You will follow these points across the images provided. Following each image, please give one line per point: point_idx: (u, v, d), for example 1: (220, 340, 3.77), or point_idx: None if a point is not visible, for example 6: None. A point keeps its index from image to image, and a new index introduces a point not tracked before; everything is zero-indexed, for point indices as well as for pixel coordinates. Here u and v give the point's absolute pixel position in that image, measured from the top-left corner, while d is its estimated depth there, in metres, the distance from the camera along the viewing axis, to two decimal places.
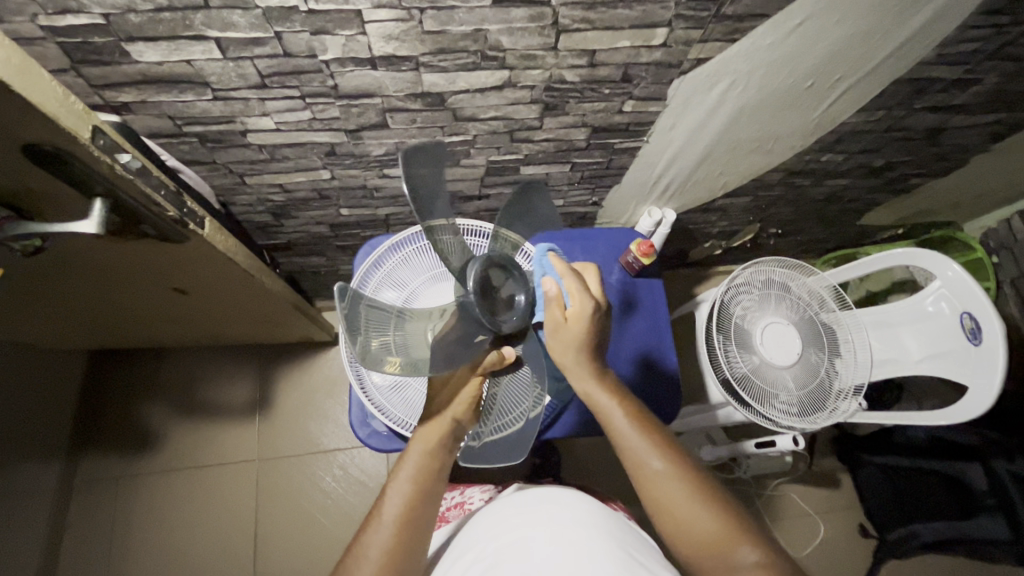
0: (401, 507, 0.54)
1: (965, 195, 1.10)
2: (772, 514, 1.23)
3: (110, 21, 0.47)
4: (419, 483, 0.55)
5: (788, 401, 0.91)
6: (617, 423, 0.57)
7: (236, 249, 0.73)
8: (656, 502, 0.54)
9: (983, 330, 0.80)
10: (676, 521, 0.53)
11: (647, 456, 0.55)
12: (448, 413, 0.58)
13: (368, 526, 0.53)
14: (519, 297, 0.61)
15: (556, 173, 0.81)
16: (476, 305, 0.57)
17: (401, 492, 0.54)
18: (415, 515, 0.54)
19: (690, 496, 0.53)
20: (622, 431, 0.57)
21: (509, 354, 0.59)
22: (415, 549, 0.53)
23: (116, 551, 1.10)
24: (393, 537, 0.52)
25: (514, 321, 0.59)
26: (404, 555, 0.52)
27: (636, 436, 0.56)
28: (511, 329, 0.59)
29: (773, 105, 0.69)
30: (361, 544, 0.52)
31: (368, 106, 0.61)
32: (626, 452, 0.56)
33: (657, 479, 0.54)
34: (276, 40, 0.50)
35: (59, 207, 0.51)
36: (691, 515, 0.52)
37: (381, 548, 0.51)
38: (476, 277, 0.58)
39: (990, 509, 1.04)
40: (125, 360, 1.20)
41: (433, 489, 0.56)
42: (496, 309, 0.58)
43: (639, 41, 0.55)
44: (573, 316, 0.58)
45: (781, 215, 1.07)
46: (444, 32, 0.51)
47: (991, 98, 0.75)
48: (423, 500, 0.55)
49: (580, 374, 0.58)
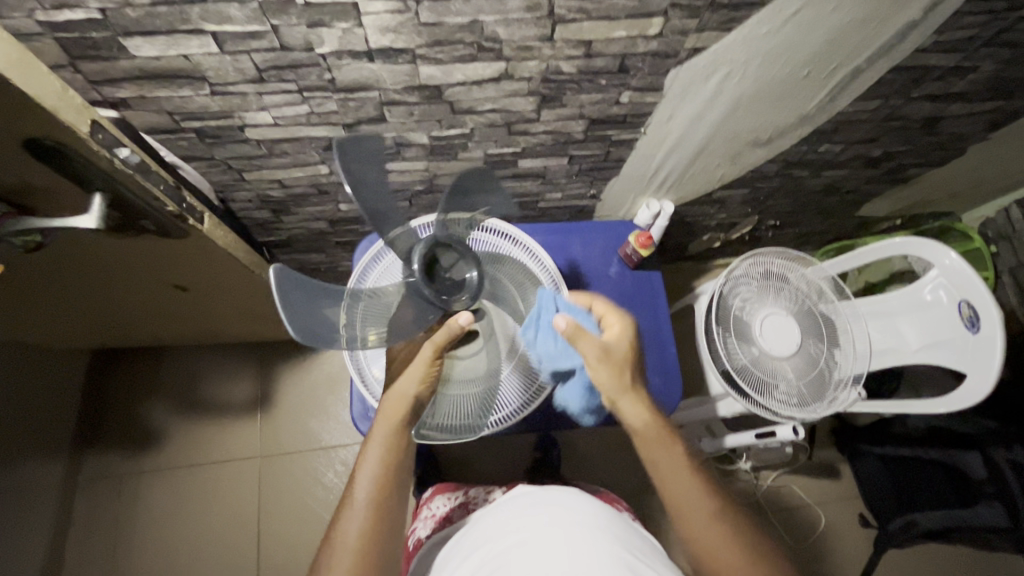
0: (370, 493, 0.55)
1: (963, 184, 1.10)
2: (773, 506, 1.23)
3: (107, 16, 0.47)
4: (386, 464, 0.56)
5: (788, 391, 0.91)
6: (661, 450, 0.59)
7: (235, 244, 0.73)
8: (693, 528, 0.57)
9: (981, 318, 0.81)
10: (719, 557, 0.55)
11: (690, 487, 0.58)
12: (405, 393, 0.57)
13: (342, 513, 0.55)
14: (471, 273, 0.56)
15: (554, 165, 0.82)
16: (423, 284, 0.54)
17: (370, 477, 0.56)
18: (386, 494, 0.56)
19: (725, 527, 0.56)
20: (667, 457, 0.59)
21: (464, 322, 0.55)
22: (388, 529, 0.55)
23: (120, 549, 1.10)
24: (368, 522, 0.54)
25: (461, 300, 0.55)
26: (377, 541, 0.54)
27: (687, 475, 0.59)
28: (461, 305, 0.56)
29: (769, 95, 0.69)
30: (337, 533, 0.54)
31: (366, 100, 0.61)
32: (672, 485, 0.59)
33: (698, 508, 0.57)
34: (273, 33, 0.50)
35: (59, 203, 0.51)
36: (733, 550, 0.55)
37: (355, 536, 0.53)
38: (419, 257, 0.54)
39: (988, 497, 1.01)
40: (126, 358, 1.21)
41: (400, 466, 0.57)
42: (443, 289, 0.54)
43: (635, 31, 0.55)
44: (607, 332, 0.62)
45: (780, 206, 1.07)
46: (440, 23, 0.51)
47: (987, 85, 0.75)
48: (393, 481, 0.57)
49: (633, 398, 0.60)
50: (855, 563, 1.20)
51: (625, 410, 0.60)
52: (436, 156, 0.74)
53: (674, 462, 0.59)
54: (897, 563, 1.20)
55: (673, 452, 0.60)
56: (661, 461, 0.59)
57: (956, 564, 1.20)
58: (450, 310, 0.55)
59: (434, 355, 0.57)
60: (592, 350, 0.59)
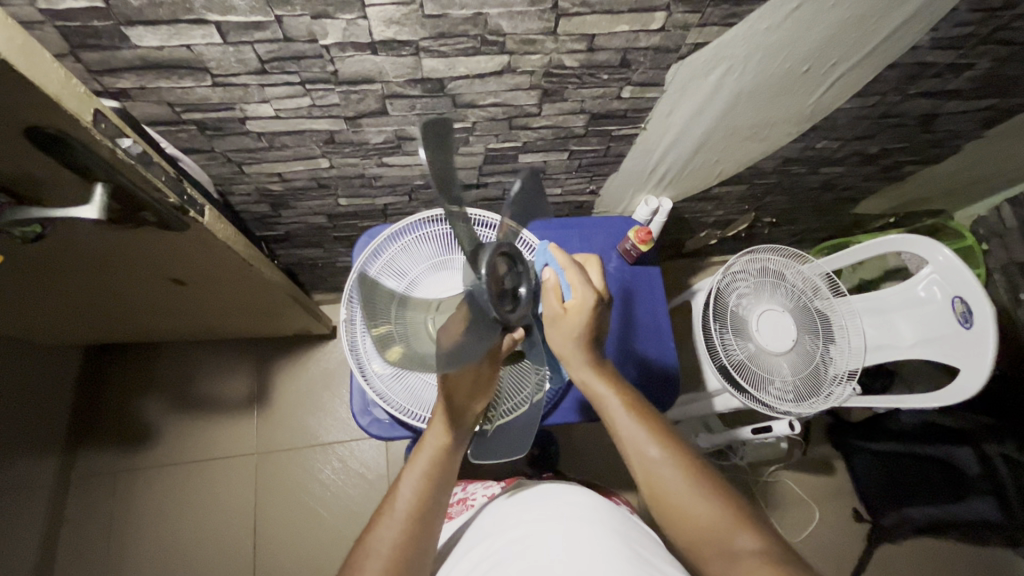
0: (410, 503, 0.56)
1: (956, 182, 1.11)
2: (769, 501, 1.24)
3: (109, 4, 0.47)
4: (430, 477, 0.57)
5: (784, 387, 0.92)
6: (613, 409, 0.60)
7: (235, 237, 0.73)
8: (652, 488, 0.56)
9: (974, 313, 0.82)
10: (670, 508, 0.55)
11: (645, 445, 0.57)
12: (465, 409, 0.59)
13: (380, 518, 0.55)
14: (523, 289, 0.56)
15: (555, 160, 0.82)
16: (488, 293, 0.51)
17: (413, 486, 0.57)
18: (425, 507, 0.56)
19: (687, 483, 0.55)
20: (619, 416, 0.59)
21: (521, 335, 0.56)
22: (423, 542, 0.55)
23: (115, 547, 1.09)
24: (404, 532, 0.54)
25: (516, 316, 0.54)
26: (410, 552, 0.54)
27: (631, 424, 0.59)
28: (517, 322, 0.55)
29: (769, 91, 0.69)
30: (371, 538, 0.54)
31: (368, 92, 0.61)
32: (622, 440, 0.59)
33: (654, 465, 0.56)
34: (277, 23, 0.50)
35: (60, 192, 0.50)
36: (684, 501, 0.54)
37: (390, 543, 0.53)
38: (488, 262, 0.52)
39: (982, 492, 1.05)
40: (120, 355, 1.20)
41: (446, 483, 0.59)
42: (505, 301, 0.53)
43: (637, 25, 0.56)
44: (571, 307, 0.59)
45: (776, 203, 1.08)
46: (444, 16, 0.51)
47: (982, 83, 0.76)
48: (435, 493, 0.57)
49: (580, 361, 0.61)
50: (850, 557, 1.21)
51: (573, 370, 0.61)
52: None
53: (621, 413, 0.59)
54: (891, 557, 1.21)
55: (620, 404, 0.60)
56: (610, 414, 0.60)
57: (949, 557, 1.22)
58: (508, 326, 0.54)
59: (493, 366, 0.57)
60: (548, 314, 0.60)
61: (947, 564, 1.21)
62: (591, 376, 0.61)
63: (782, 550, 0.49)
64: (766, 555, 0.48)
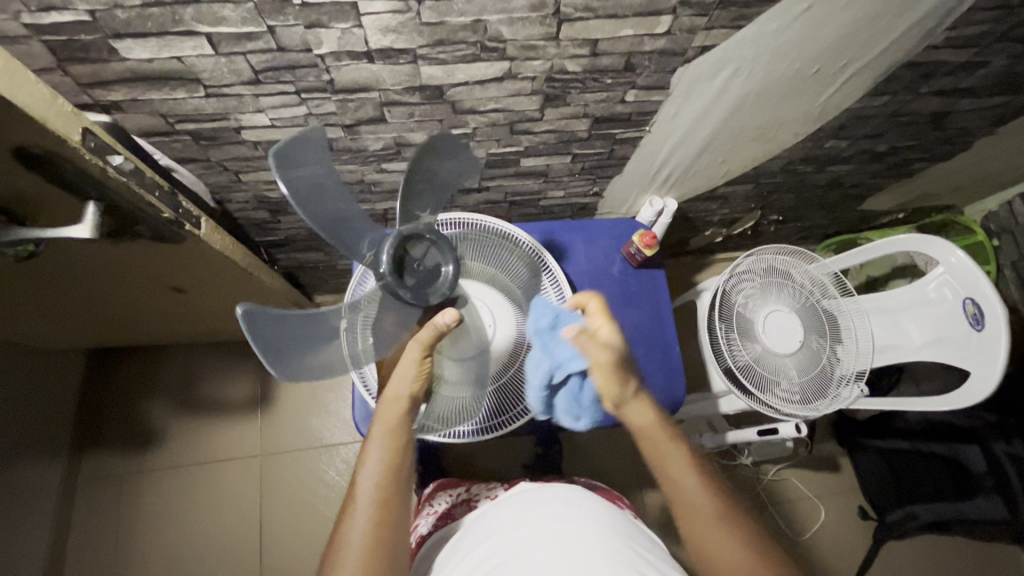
0: (373, 492, 0.55)
1: (967, 178, 1.09)
2: (773, 499, 1.24)
3: (96, 17, 0.45)
4: (386, 464, 0.56)
5: (790, 388, 0.91)
6: (668, 454, 0.60)
7: (233, 247, 0.72)
8: (701, 539, 0.56)
9: (985, 314, 0.80)
10: (713, 555, 0.55)
11: (699, 494, 0.58)
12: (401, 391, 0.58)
13: (346, 516, 0.54)
14: (445, 267, 0.57)
15: (557, 163, 0.80)
16: (395, 283, 0.54)
17: (371, 478, 0.55)
18: (387, 494, 0.55)
19: (742, 541, 0.55)
20: (675, 463, 0.60)
21: (446, 321, 0.57)
22: (395, 531, 0.54)
23: (123, 548, 1.10)
24: (372, 523, 0.53)
25: (436, 292, 0.56)
26: (383, 544, 0.52)
27: (686, 470, 0.59)
28: (439, 299, 0.56)
29: (777, 92, 0.67)
30: (342, 536, 0.53)
31: (365, 100, 0.59)
32: (668, 479, 0.60)
33: (709, 517, 0.57)
34: (269, 34, 0.48)
35: (51, 210, 0.49)
36: (726, 549, 0.54)
37: (361, 534, 0.52)
38: (389, 250, 0.54)
39: (987, 490, 1.04)
40: (123, 358, 1.19)
41: (403, 471, 0.57)
42: (417, 283, 0.55)
43: (642, 29, 0.54)
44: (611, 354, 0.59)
45: (783, 201, 1.06)
46: (442, 23, 0.50)
47: (997, 80, 0.74)
48: (394, 479, 0.56)
49: (638, 408, 0.61)
50: (853, 554, 1.21)
51: (628, 413, 0.61)
52: None
53: (674, 459, 0.60)
54: (896, 555, 1.21)
55: (678, 459, 0.60)
56: (664, 460, 0.60)
57: (954, 554, 1.21)
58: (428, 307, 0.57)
59: (422, 356, 0.58)
60: (592, 364, 0.58)
61: (954, 561, 1.21)
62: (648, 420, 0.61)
63: None
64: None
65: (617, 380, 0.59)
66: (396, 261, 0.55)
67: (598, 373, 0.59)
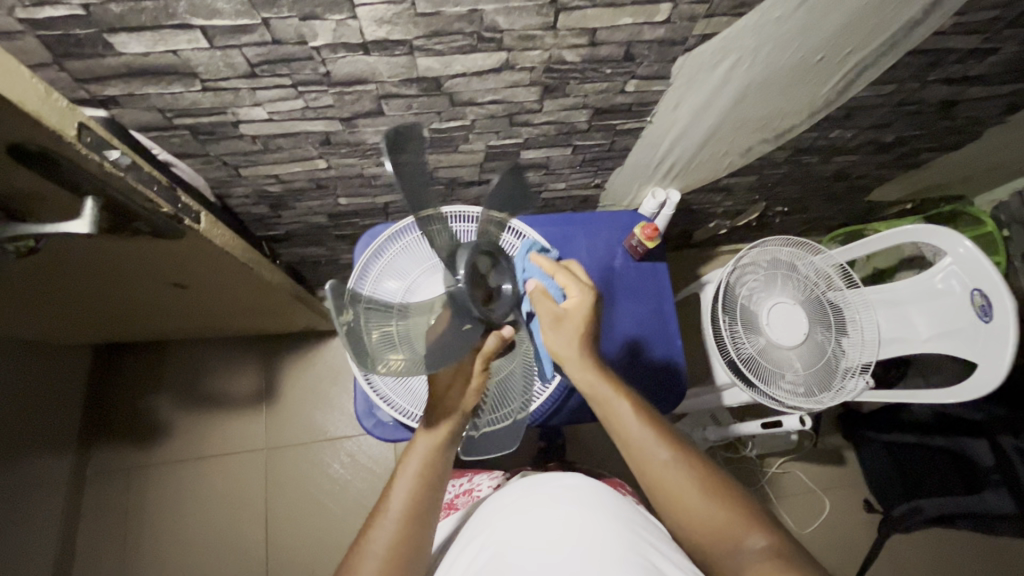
0: (405, 504, 0.55)
1: (976, 168, 1.07)
2: (777, 492, 1.23)
3: (89, 12, 0.45)
4: (423, 477, 0.57)
5: (795, 381, 0.90)
6: (619, 413, 0.58)
7: (234, 242, 0.72)
8: (661, 492, 0.55)
9: (993, 307, 0.79)
10: (684, 514, 0.53)
11: (650, 444, 0.56)
12: (457, 403, 0.57)
13: (373, 523, 0.55)
14: (506, 285, 0.58)
15: (557, 156, 0.80)
16: (467, 292, 0.54)
17: (406, 488, 0.56)
18: (419, 506, 0.55)
19: (697, 486, 0.54)
20: (624, 420, 0.57)
21: (510, 333, 0.56)
22: (419, 542, 0.54)
23: (132, 540, 1.11)
24: (399, 534, 0.53)
25: (500, 312, 0.56)
26: (407, 554, 0.53)
27: (635, 424, 0.57)
28: (500, 318, 0.57)
29: (780, 81, 0.66)
30: (365, 543, 0.54)
31: (363, 93, 0.59)
32: (628, 442, 0.57)
33: (664, 468, 0.55)
34: (264, 26, 0.48)
35: (49, 206, 0.49)
36: (694, 504, 0.53)
37: (386, 544, 0.53)
38: (466, 262, 0.55)
39: (995, 484, 1.01)
40: (129, 352, 1.20)
41: (436, 486, 0.57)
42: (487, 298, 0.55)
43: (641, 18, 0.53)
44: (570, 306, 0.60)
45: (788, 192, 1.04)
46: (438, 14, 0.49)
47: (1007, 67, 0.72)
48: (429, 494, 0.57)
49: (584, 363, 0.59)
50: (859, 547, 1.21)
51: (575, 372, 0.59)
52: (436, 148, 0.72)
53: (629, 418, 0.57)
54: (903, 548, 1.20)
55: (630, 415, 0.57)
56: (619, 421, 0.58)
57: (961, 547, 1.20)
58: (492, 322, 0.56)
59: (483, 366, 0.56)
60: (545, 321, 0.60)
61: (962, 554, 1.20)
62: (594, 379, 0.59)
63: (796, 548, 0.48)
64: (776, 552, 0.48)
65: (575, 334, 0.59)
66: (470, 271, 0.55)
67: (554, 327, 0.60)
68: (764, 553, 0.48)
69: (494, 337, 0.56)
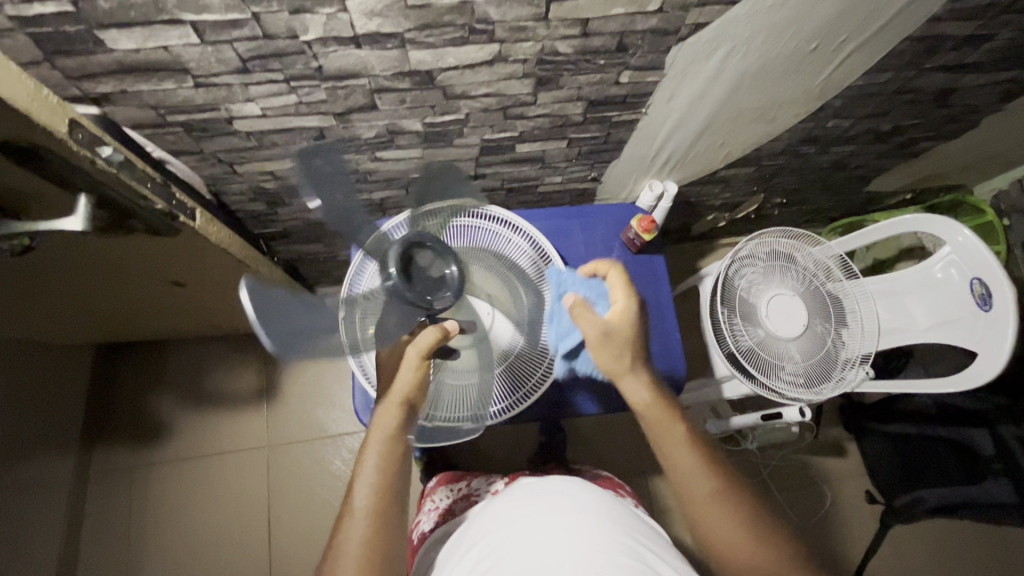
0: (371, 498, 0.55)
1: (975, 156, 1.06)
2: (778, 485, 1.24)
3: (79, 8, 0.45)
4: (384, 469, 0.57)
5: (795, 371, 0.90)
6: (670, 434, 0.59)
7: (230, 239, 0.72)
8: (705, 517, 0.55)
9: (992, 295, 0.79)
10: (729, 542, 0.53)
11: (698, 469, 0.56)
12: (398, 396, 0.58)
13: (343, 522, 0.55)
14: (450, 270, 0.56)
15: (553, 149, 0.79)
16: (399, 288, 0.54)
17: (369, 482, 0.56)
18: (386, 498, 0.56)
19: (745, 518, 0.54)
20: (676, 442, 0.58)
21: (450, 328, 0.58)
22: (391, 538, 0.55)
23: (135, 538, 1.12)
24: (369, 530, 0.54)
25: (445, 297, 0.55)
26: (380, 549, 0.53)
27: (688, 450, 0.57)
28: (444, 304, 0.56)
29: (775, 71, 0.66)
30: (340, 542, 0.54)
31: (355, 87, 0.59)
32: (677, 466, 0.57)
33: (713, 495, 0.55)
34: (254, 21, 0.48)
35: (43, 203, 0.49)
36: (746, 537, 0.53)
37: (358, 540, 0.53)
38: (395, 260, 0.54)
39: (996, 472, 0.99)
40: (130, 350, 1.21)
41: (400, 475, 0.58)
42: (423, 288, 0.55)
43: (634, 7, 0.53)
44: (615, 315, 0.61)
45: (785, 183, 1.04)
46: (428, 6, 0.49)
47: (1005, 53, 0.72)
48: (394, 483, 0.57)
49: (637, 378, 0.61)
50: (861, 539, 1.21)
51: (633, 389, 0.60)
52: (431, 143, 0.72)
53: (683, 446, 0.58)
54: (904, 539, 1.20)
55: (682, 436, 0.58)
56: (674, 446, 0.58)
57: (963, 537, 1.20)
58: (434, 310, 0.56)
59: (420, 358, 0.57)
60: (589, 332, 0.61)
61: (964, 545, 1.20)
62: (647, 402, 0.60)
63: None
64: None
65: (622, 353, 0.61)
66: (403, 266, 0.55)
67: (607, 338, 0.60)
68: None
69: (434, 331, 0.57)
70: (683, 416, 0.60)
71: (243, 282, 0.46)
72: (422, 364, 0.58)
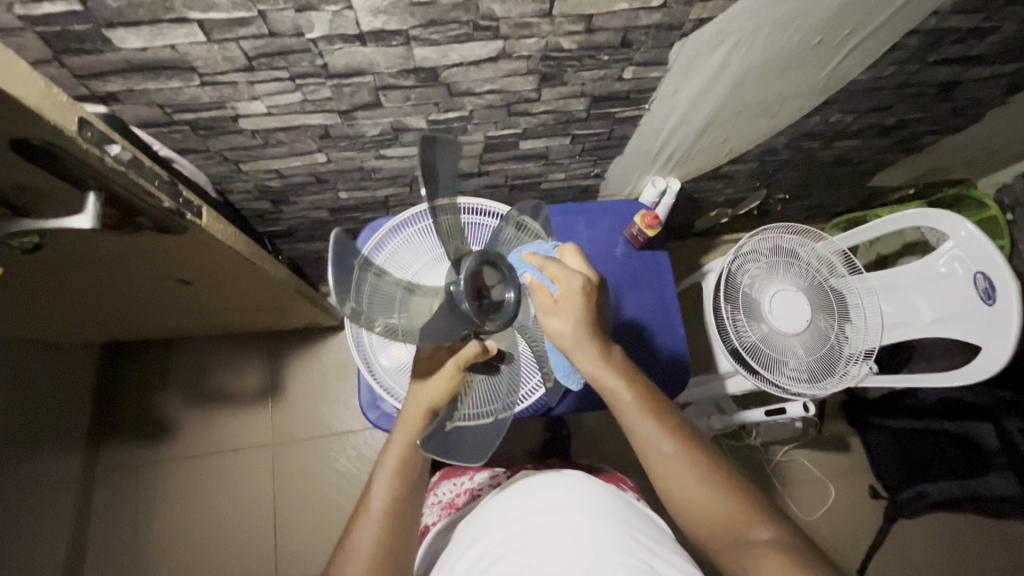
0: (385, 500, 0.56)
1: (979, 150, 1.06)
2: (782, 480, 1.24)
3: (88, 6, 0.45)
4: (401, 473, 0.57)
5: (798, 366, 0.90)
6: (623, 404, 0.57)
7: (236, 237, 0.72)
8: (665, 481, 0.55)
9: (997, 289, 0.79)
10: (688, 503, 0.54)
11: (655, 435, 0.56)
12: (425, 403, 0.58)
13: (357, 522, 0.55)
14: (509, 296, 0.58)
15: (556, 146, 0.80)
16: (465, 298, 0.55)
17: (386, 485, 0.56)
18: (401, 502, 0.56)
19: (700, 478, 0.54)
20: (631, 411, 0.56)
21: (490, 345, 0.59)
22: (402, 540, 0.55)
23: (142, 536, 1.13)
24: (381, 532, 0.54)
25: (494, 323, 0.57)
26: (390, 552, 0.54)
27: (642, 416, 0.56)
28: (493, 328, 0.57)
29: (778, 65, 0.66)
30: (352, 541, 0.54)
31: (360, 85, 0.59)
32: (635, 433, 0.56)
33: (667, 461, 0.55)
34: (260, 19, 0.48)
35: (53, 201, 0.50)
36: (704, 498, 0.53)
37: (370, 541, 0.53)
38: (469, 269, 0.57)
39: (1001, 467, 1.03)
40: (136, 349, 1.22)
41: (416, 481, 0.58)
42: (482, 305, 0.56)
43: (638, 2, 0.53)
44: (561, 296, 0.56)
45: (789, 179, 1.04)
46: (433, 2, 0.49)
47: (1008, 46, 0.72)
48: (409, 488, 0.57)
49: (590, 354, 0.57)
50: (865, 534, 1.21)
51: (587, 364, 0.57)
52: None
53: (638, 414, 0.56)
54: (908, 533, 1.20)
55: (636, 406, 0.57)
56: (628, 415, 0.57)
57: (968, 532, 1.20)
58: (481, 328, 0.57)
59: (457, 368, 0.58)
60: (538, 311, 0.57)
61: (968, 539, 1.20)
62: (602, 369, 0.57)
63: (804, 545, 0.48)
64: (780, 543, 0.48)
65: (574, 328, 0.56)
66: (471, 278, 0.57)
67: (556, 315, 0.56)
68: (767, 546, 0.48)
69: (475, 344, 0.58)
70: (637, 379, 0.58)
71: (336, 231, 0.44)
72: (458, 372, 0.58)
